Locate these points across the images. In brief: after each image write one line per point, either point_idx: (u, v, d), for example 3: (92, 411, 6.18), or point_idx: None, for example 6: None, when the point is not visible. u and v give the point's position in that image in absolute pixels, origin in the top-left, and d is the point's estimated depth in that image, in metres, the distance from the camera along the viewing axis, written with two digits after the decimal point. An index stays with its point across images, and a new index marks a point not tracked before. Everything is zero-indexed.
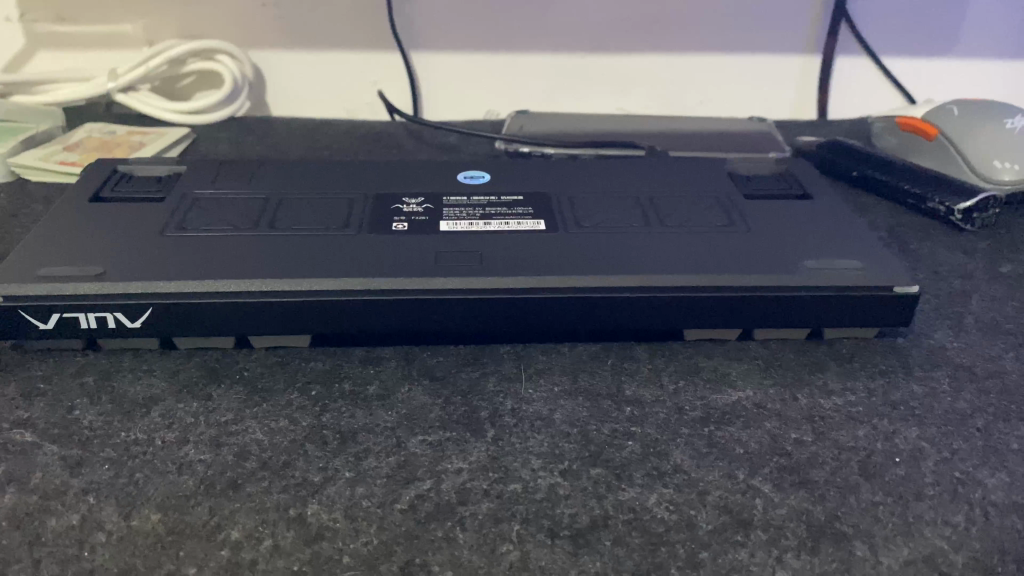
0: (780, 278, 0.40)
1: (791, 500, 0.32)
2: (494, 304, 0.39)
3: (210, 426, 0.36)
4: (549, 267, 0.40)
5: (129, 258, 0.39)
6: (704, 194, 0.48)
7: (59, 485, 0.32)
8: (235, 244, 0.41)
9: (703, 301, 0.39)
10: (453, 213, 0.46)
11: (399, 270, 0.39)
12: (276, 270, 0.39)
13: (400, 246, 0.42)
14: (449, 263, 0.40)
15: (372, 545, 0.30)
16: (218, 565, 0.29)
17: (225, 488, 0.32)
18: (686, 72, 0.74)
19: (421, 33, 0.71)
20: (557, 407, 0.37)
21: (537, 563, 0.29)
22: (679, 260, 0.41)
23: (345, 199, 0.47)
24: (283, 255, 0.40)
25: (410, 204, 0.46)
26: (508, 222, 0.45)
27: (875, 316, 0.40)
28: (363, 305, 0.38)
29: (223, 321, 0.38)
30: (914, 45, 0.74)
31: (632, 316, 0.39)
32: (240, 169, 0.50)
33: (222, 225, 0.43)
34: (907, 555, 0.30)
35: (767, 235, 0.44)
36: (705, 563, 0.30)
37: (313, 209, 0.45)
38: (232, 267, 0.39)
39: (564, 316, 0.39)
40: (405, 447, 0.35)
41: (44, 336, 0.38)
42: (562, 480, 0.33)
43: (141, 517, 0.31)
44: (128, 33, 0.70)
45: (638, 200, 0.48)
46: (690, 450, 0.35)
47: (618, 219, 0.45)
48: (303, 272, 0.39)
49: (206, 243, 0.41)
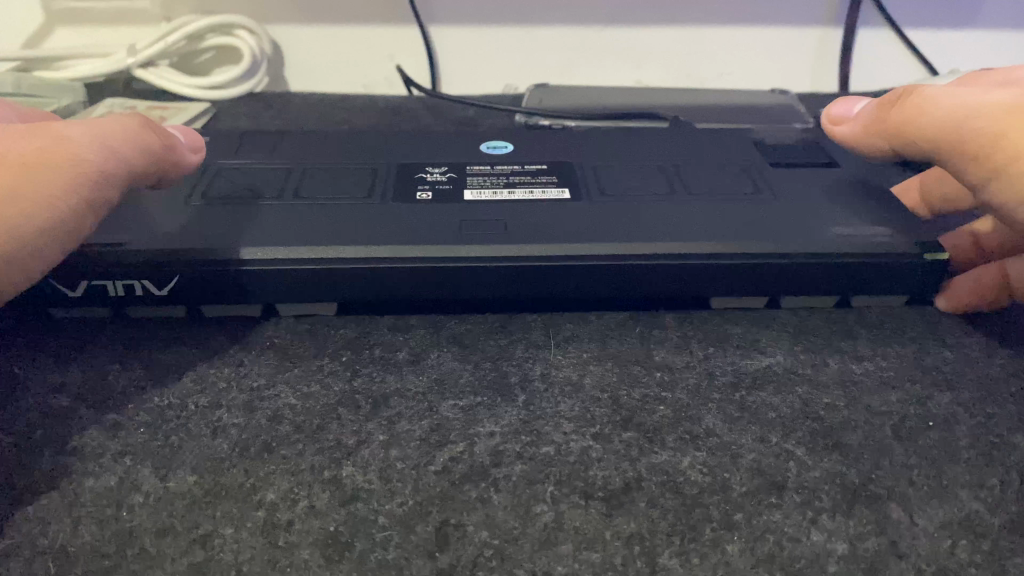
0: (810, 242, 0.39)
1: (825, 463, 0.32)
2: (523, 271, 0.39)
3: (243, 391, 0.36)
4: (575, 234, 0.40)
5: (154, 225, 0.39)
6: (731, 162, 0.48)
7: (95, 448, 0.32)
8: (259, 213, 0.41)
9: (732, 267, 0.39)
10: (476, 182, 0.45)
11: (424, 236, 0.39)
12: (302, 237, 0.39)
13: (425, 214, 0.41)
14: (474, 230, 0.40)
15: (408, 507, 0.30)
16: (255, 526, 0.29)
17: (260, 451, 0.33)
18: (705, 44, 0.74)
19: (438, 7, 0.71)
20: (586, 372, 0.37)
21: (571, 523, 0.30)
22: (707, 226, 0.40)
23: (367, 169, 0.47)
24: (309, 223, 0.40)
25: (433, 173, 0.46)
26: (533, 190, 0.45)
27: (906, 283, 0.40)
28: (388, 271, 0.38)
29: (249, 287, 0.38)
30: (936, 16, 0.73)
31: (656, 282, 0.39)
32: (260, 141, 0.50)
33: (248, 194, 0.43)
34: (943, 517, 0.30)
35: (795, 203, 0.43)
36: (740, 525, 0.30)
37: (337, 178, 0.45)
38: (258, 234, 0.39)
39: (591, 283, 0.39)
40: (437, 411, 0.35)
41: (73, 302, 0.38)
42: (595, 443, 0.33)
43: (177, 479, 0.31)
44: (145, 9, 0.70)
45: (662, 168, 0.47)
46: (721, 415, 0.35)
47: (643, 186, 0.45)
48: (329, 237, 0.39)
49: (231, 212, 0.41)
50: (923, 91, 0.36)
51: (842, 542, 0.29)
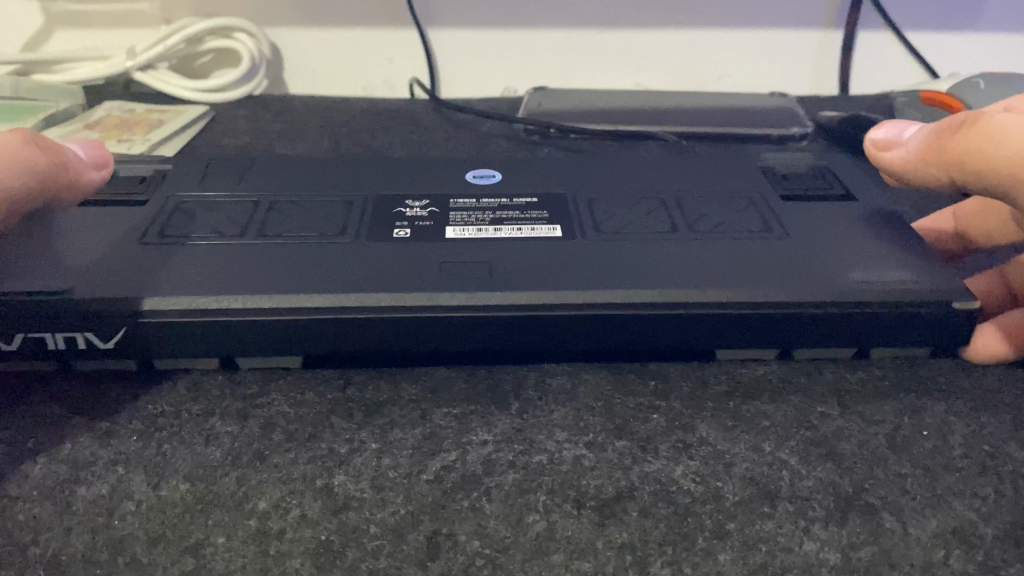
0: (827, 291, 0.35)
1: (818, 472, 0.32)
2: (508, 320, 0.35)
3: (236, 399, 0.36)
4: (566, 279, 0.36)
5: (104, 271, 0.36)
6: (738, 194, 0.44)
7: (88, 456, 0.32)
8: (215, 258, 0.37)
9: (738, 318, 0.35)
10: (460, 219, 0.42)
11: (400, 281, 0.36)
12: (264, 283, 0.35)
13: (400, 257, 0.38)
14: (455, 274, 0.36)
15: (399, 516, 0.30)
16: (246, 535, 0.29)
17: (252, 459, 0.33)
18: (704, 46, 0.74)
19: (437, 9, 0.71)
20: (581, 381, 0.37)
21: (563, 533, 0.29)
22: (713, 271, 0.37)
23: (345, 198, 0.44)
24: (273, 266, 0.37)
25: (413, 208, 0.43)
26: (521, 227, 0.41)
27: (930, 334, 0.36)
28: (361, 323, 0.35)
29: (208, 339, 0.35)
30: (936, 19, 0.73)
31: (655, 333, 0.36)
32: (229, 168, 0.47)
33: (206, 231, 0.40)
34: (935, 527, 0.30)
35: (808, 242, 0.39)
36: (731, 534, 0.29)
37: (307, 212, 0.42)
38: (214, 280, 0.35)
39: (582, 334, 0.36)
40: (430, 420, 0.35)
41: (11, 355, 0.35)
42: (587, 452, 0.33)
43: (169, 488, 0.31)
44: (144, 11, 0.70)
45: (663, 202, 0.43)
46: (715, 424, 0.35)
47: (644, 223, 0.41)
48: (295, 278, 0.36)
49: (188, 254, 0.37)
50: (998, 119, 0.33)
51: (834, 552, 0.29)
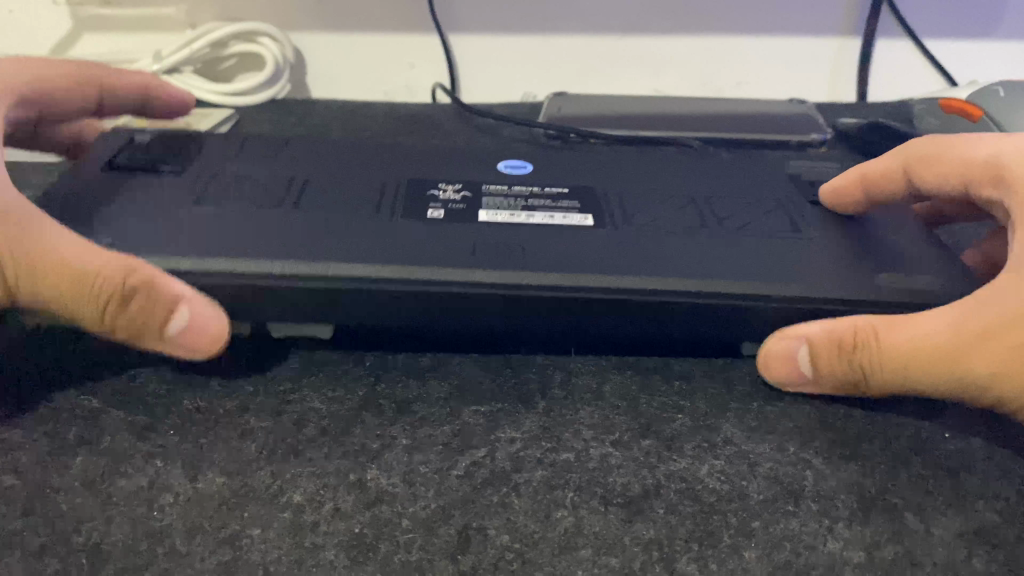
0: (852, 290, 0.36)
1: (843, 472, 0.33)
2: (535, 302, 0.35)
3: (269, 395, 0.36)
4: (597, 263, 0.36)
5: (141, 237, 0.37)
6: (764, 198, 0.45)
7: (127, 449, 0.33)
8: (251, 226, 0.38)
9: (764, 309, 0.36)
10: (493, 203, 0.42)
11: (433, 257, 0.36)
12: (297, 251, 0.36)
13: (435, 235, 0.38)
14: (488, 254, 0.37)
15: (430, 510, 0.31)
16: (282, 527, 0.30)
17: (286, 453, 0.33)
18: (722, 53, 0.74)
19: (459, 16, 0.72)
20: (606, 381, 0.38)
21: (591, 529, 0.30)
22: (741, 263, 0.37)
23: (377, 180, 0.44)
24: (306, 236, 0.37)
25: (447, 190, 0.43)
26: (553, 215, 0.41)
27: None
28: (392, 294, 0.35)
29: (242, 304, 0.36)
30: (954, 28, 0.73)
31: (680, 323, 0.36)
32: (266, 145, 0.48)
33: (245, 202, 0.40)
34: (958, 527, 0.30)
35: (834, 243, 0.40)
36: (757, 532, 0.30)
37: (342, 192, 0.42)
38: (251, 245, 0.36)
39: (608, 319, 0.36)
40: (458, 417, 0.35)
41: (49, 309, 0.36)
42: (614, 451, 0.34)
43: (207, 480, 0.32)
44: (171, 15, 0.71)
45: (692, 200, 0.44)
46: (740, 425, 0.35)
47: (673, 220, 0.41)
48: (326, 248, 0.36)
49: (225, 221, 0.38)
50: (880, 339, 0.33)
51: (859, 550, 0.29)
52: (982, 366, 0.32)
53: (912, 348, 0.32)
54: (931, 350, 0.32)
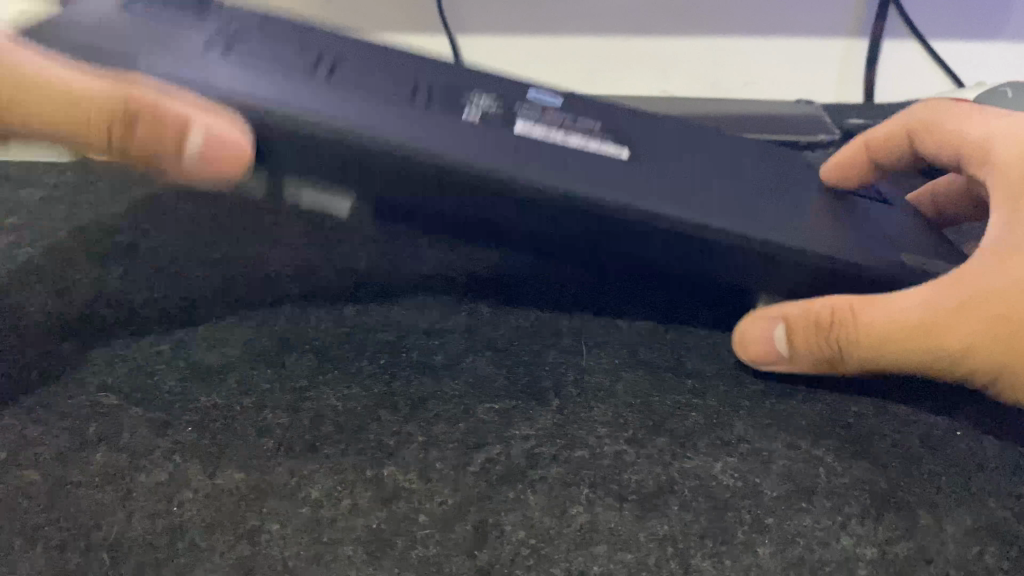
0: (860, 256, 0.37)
1: (855, 470, 0.33)
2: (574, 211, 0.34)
3: (285, 392, 0.37)
4: (641, 183, 0.35)
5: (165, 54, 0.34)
6: (777, 147, 0.45)
7: (145, 445, 0.34)
8: (270, 74, 0.34)
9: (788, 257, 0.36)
10: (533, 112, 0.39)
11: (479, 150, 0.34)
12: (339, 110, 0.33)
13: (476, 130, 0.36)
14: (532, 155, 0.35)
15: (447, 505, 0.31)
16: (301, 523, 0.30)
17: (303, 450, 0.34)
18: (728, 54, 0.75)
19: (467, 17, 0.72)
20: (618, 379, 0.38)
21: (606, 525, 0.30)
22: (770, 210, 0.37)
23: (410, 62, 0.40)
24: (345, 97, 0.34)
25: (482, 101, 0.39)
26: (590, 138, 0.38)
27: None
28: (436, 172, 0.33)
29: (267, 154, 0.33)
30: (961, 29, 0.74)
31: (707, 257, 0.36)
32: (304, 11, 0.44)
33: (272, 53, 0.36)
34: (970, 524, 0.31)
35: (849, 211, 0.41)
36: (771, 528, 0.30)
37: (378, 63, 0.39)
38: (288, 97, 0.33)
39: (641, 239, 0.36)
40: (472, 414, 0.36)
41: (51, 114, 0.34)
42: (628, 448, 0.34)
43: (225, 476, 0.32)
44: None
45: (715, 134, 0.43)
46: (752, 422, 0.36)
47: (707, 155, 0.40)
48: (349, 120, 0.33)
49: (255, 64, 0.35)
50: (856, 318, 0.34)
51: (872, 547, 0.30)
52: (949, 346, 0.32)
53: (887, 325, 0.33)
54: (907, 327, 0.33)
